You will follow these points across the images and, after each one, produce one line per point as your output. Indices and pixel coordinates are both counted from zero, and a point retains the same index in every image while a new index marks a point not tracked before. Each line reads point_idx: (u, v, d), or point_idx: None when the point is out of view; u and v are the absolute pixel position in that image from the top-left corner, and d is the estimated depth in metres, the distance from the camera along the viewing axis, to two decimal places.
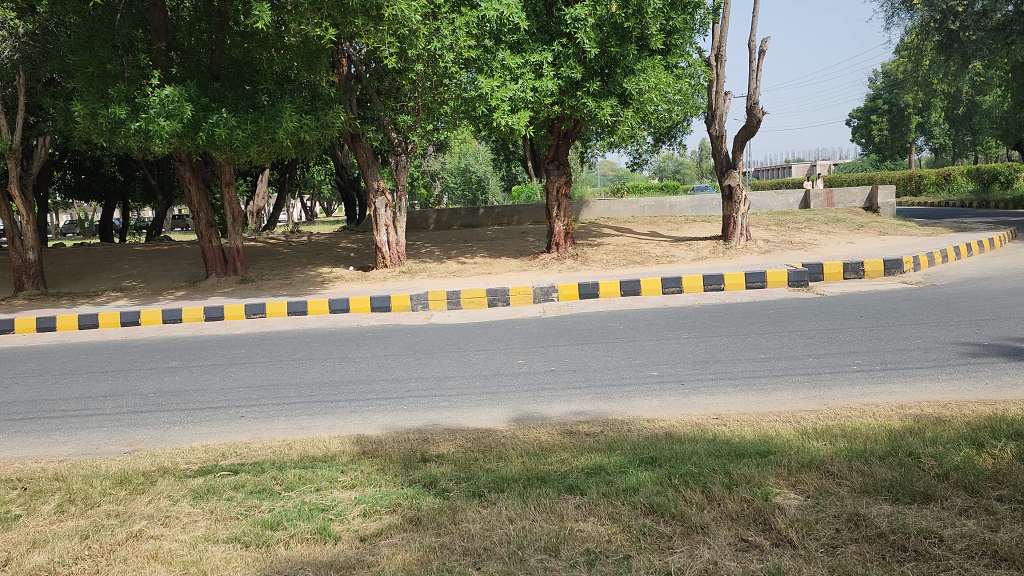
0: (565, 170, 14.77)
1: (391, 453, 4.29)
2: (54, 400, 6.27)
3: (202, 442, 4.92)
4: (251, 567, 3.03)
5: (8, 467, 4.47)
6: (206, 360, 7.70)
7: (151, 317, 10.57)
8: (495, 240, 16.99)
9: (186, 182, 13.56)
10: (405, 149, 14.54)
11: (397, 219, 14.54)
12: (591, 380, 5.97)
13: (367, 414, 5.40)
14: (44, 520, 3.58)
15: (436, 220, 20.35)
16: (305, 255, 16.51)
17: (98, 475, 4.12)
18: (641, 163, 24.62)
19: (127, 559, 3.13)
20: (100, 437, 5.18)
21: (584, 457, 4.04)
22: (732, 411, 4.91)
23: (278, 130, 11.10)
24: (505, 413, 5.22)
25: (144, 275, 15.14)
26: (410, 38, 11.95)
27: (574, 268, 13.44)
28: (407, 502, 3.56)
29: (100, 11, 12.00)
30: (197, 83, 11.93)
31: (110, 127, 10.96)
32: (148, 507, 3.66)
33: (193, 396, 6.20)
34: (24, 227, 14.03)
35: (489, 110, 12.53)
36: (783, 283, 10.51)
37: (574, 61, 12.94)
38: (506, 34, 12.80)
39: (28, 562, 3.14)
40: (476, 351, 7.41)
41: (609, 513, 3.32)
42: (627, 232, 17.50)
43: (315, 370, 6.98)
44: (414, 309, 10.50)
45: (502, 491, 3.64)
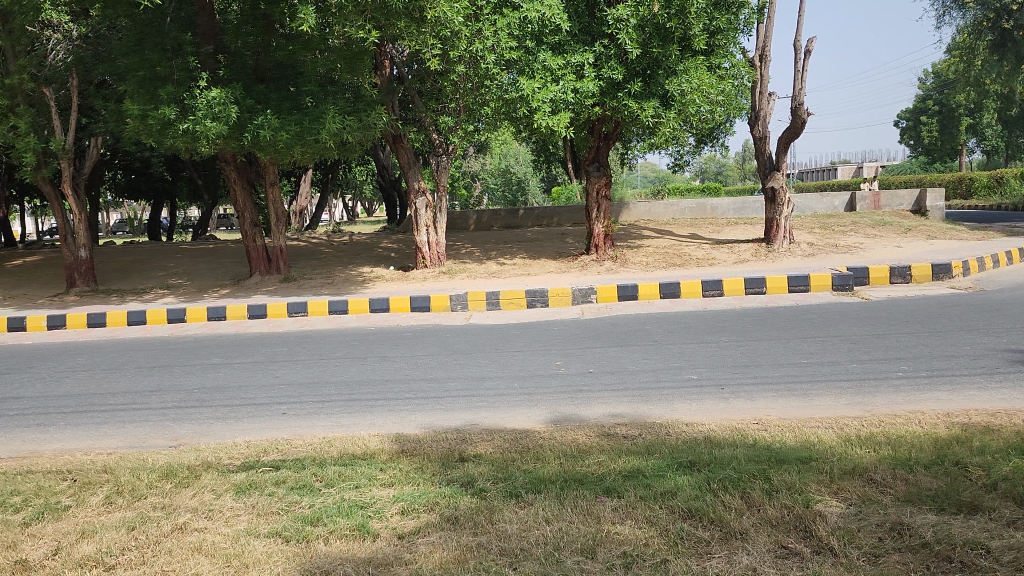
0: (606, 172, 14.71)
1: (429, 452, 4.33)
2: (102, 394, 6.42)
3: (244, 438, 5.00)
4: (292, 561, 3.08)
5: (59, 459, 4.59)
6: (249, 357, 7.82)
7: (197, 315, 10.77)
8: (535, 241, 17.00)
9: (231, 183, 13.80)
10: (446, 149, 14.58)
11: (438, 219, 14.62)
12: (629, 382, 5.96)
13: (407, 413, 5.45)
14: (93, 511, 3.68)
15: (476, 221, 20.44)
16: (347, 255, 16.70)
17: (145, 469, 4.22)
18: (683, 164, 24.44)
19: (172, 551, 3.21)
20: (146, 431, 5.29)
21: (622, 460, 4.02)
22: (773, 416, 4.85)
23: (321, 131, 11.24)
24: (543, 414, 5.22)
25: (190, 273, 15.44)
26: (452, 40, 12.01)
27: (613, 269, 13.39)
28: (444, 501, 3.59)
29: (151, 15, 12.30)
30: (244, 85, 12.17)
31: (159, 128, 11.21)
32: (193, 500, 3.74)
33: (237, 392, 6.31)
34: (77, 226, 14.42)
35: (531, 112, 12.53)
36: (827, 287, 10.37)
37: (615, 62, 12.88)
38: (548, 35, 12.71)
39: (77, 552, 3.22)
40: (514, 352, 7.42)
41: (646, 516, 3.31)
42: (668, 234, 17.40)
43: (355, 368, 7.06)
44: (454, 309, 10.56)
45: (539, 492, 3.64)
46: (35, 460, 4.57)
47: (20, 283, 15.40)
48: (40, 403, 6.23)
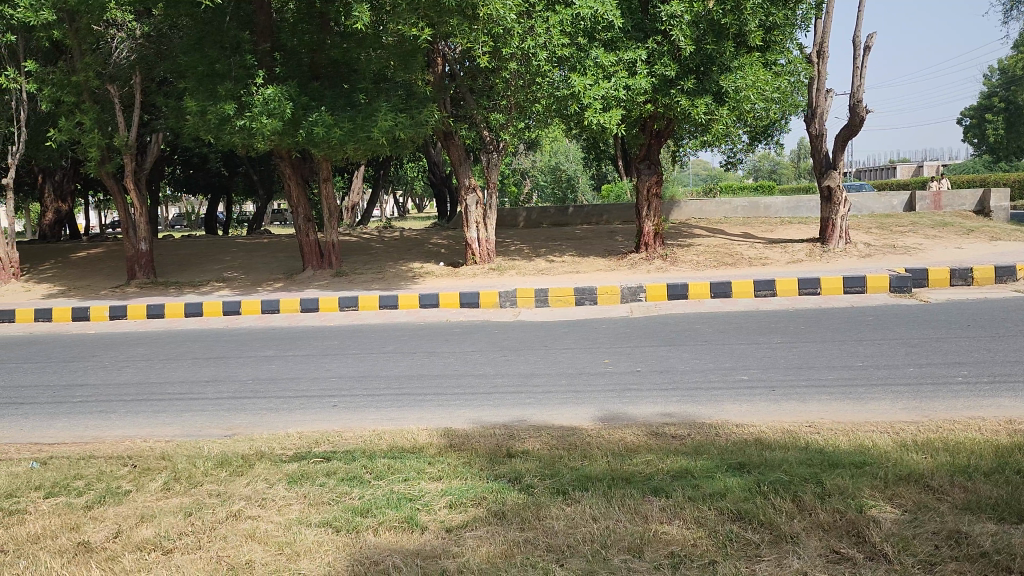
0: (657, 170, 14.65)
1: (477, 447, 4.36)
2: (161, 384, 6.60)
3: (296, 429, 5.09)
4: (341, 551, 3.13)
5: (119, 446, 4.73)
6: (302, 350, 7.95)
7: (251, 308, 11.00)
8: (585, 239, 16.95)
9: (286, 178, 14.05)
10: (497, 147, 14.54)
11: (488, 216, 14.67)
12: (678, 381, 5.92)
13: (455, 408, 5.49)
14: (152, 496, 3.80)
15: (525, 219, 20.48)
16: (398, 250, 16.87)
17: (201, 457, 4.33)
18: (736, 163, 24.10)
19: (227, 537, 3.28)
20: (203, 420, 5.43)
21: (670, 460, 4.00)
22: (825, 419, 4.77)
23: (373, 128, 11.38)
24: (591, 412, 5.21)
25: (245, 267, 15.76)
26: (504, 37, 12.13)
27: (663, 268, 13.27)
28: (492, 497, 3.61)
29: (211, 14, 12.54)
30: (298, 83, 12.37)
31: (217, 124, 11.48)
32: (247, 488, 3.83)
33: (290, 384, 6.44)
34: (138, 219, 14.82)
35: (581, 109, 12.46)
36: (884, 288, 10.15)
37: (668, 58, 12.75)
38: (600, 33, 12.68)
39: (137, 535, 3.32)
40: (562, 349, 7.42)
41: (694, 517, 3.28)
42: (720, 233, 17.20)
43: (404, 363, 7.13)
44: (503, 306, 10.59)
45: (586, 490, 3.64)
46: (97, 446, 4.72)
47: (83, 275, 15.90)
48: (102, 390, 6.43)
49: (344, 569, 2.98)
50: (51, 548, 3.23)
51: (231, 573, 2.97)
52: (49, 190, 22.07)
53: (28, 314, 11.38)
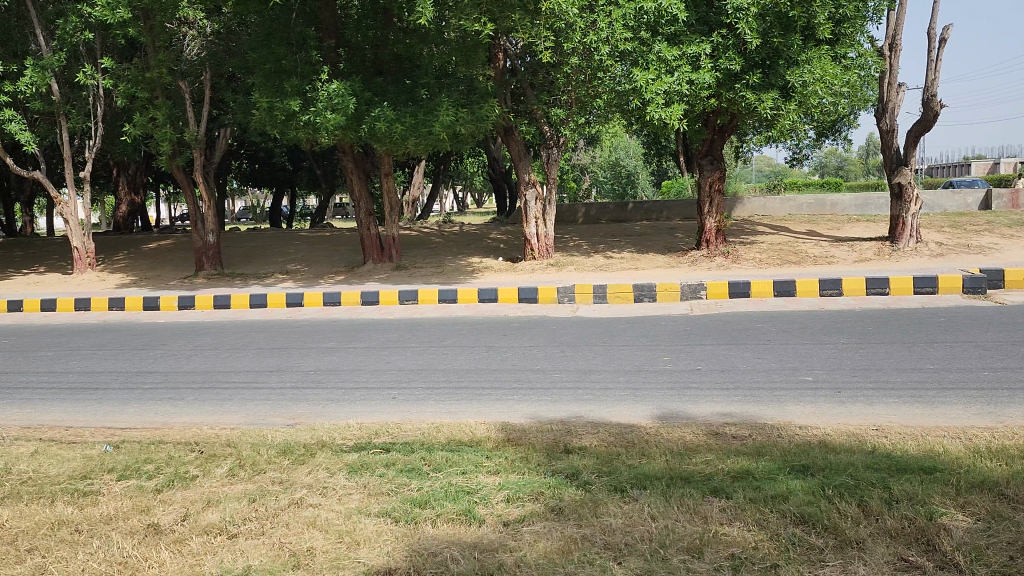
0: (720, 166, 14.40)
1: (535, 442, 4.36)
2: (226, 373, 6.77)
3: (357, 420, 5.16)
4: (400, 541, 3.16)
5: (188, 432, 4.86)
6: (362, 343, 8.06)
7: (313, 300, 11.20)
8: (644, 235, 16.81)
9: (348, 173, 14.26)
10: (558, 142, 14.49)
11: (548, 211, 14.64)
12: (739, 381, 5.82)
13: (512, 403, 5.50)
14: (218, 481, 3.90)
15: (585, 214, 20.41)
16: (457, 245, 16.98)
17: (264, 444, 4.43)
18: (801, 158, 23.61)
19: (289, 524, 3.35)
20: (266, 409, 5.54)
21: (730, 460, 3.94)
22: (894, 423, 4.63)
23: (434, 123, 11.51)
24: (649, 410, 5.17)
25: (307, 259, 16.04)
26: (566, 32, 12.23)
27: (724, 266, 13.04)
28: (549, 492, 3.60)
29: (279, 11, 12.74)
30: (362, 78, 12.55)
31: (284, 119, 11.71)
32: (308, 477, 3.90)
33: (350, 376, 6.53)
34: (206, 212, 15.21)
35: (643, 104, 12.36)
36: (957, 289, 9.80)
37: (734, 52, 12.46)
38: (664, 26, 12.50)
39: (204, 519, 3.41)
40: (621, 346, 7.36)
41: (756, 520, 3.23)
42: (784, 231, 16.85)
43: (464, 357, 7.18)
44: (561, 301, 10.58)
45: (644, 488, 3.60)
46: (166, 432, 4.86)
47: (155, 265, 16.41)
48: (171, 378, 6.63)
49: (403, 559, 3.01)
50: (122, 529, 3.34)
51: (294, 559, 3.03)
52: (123, 182, 22.83)
53: (102, 303, 11.80)
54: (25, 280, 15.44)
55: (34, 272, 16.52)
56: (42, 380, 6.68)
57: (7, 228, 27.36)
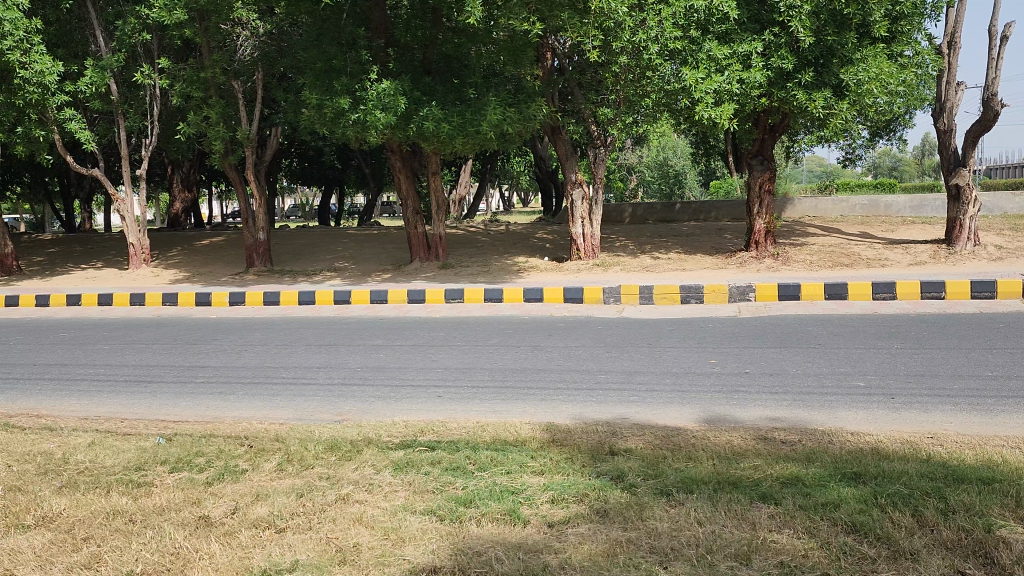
0: (770, 166, 14.18)
1: (580, 443, 4.34)
2: (275, 369, 6.87)
3: (402, 417, 5.19)
4: (444, 540, 3.17)
5: (238, 426, 4.95)
6: (408, 341, 8.12)
7: (361, 298, 11.32)
8: (692, 236, 16.64)
9: (396, 171, 14.37)
10: (605, 142, 14.39)
11: (595, 211, 14.56)
12: (789, 385, 5.72)
13: (558, 403, 5.48)
14: (267, 476, 3.95)
15: (632, 214, 20.32)
16: (503, 244, 17.01)
17: (312, 440, 4.49)
18: (854, 159, 23.16)
19: (335, 520, 3.38)
20: (314, 405, 5.61)
21: (779, 465, 3.87)
22: (950, 431, 4.51)
23: (482, 122, 11.55)
24: (696, 413, 5.11)
25: (355, 257, 16.21)
26: (615, 30, 12.06)
27: (774, 268, 12.85)
28: (594, 494, 3.58)
29: (330, 11, 12.86)
30: (411, 78, 12.62)
31: (333, 117, 11.85)
32: (355, 473, 3.94)
33: (396, 373, 6.58)
34: (257, 210, 15.46)
35: (693, 103, 12.27)
36: (1017, 295, 9.50)
37: (786, 50, 12.26)
38: (714, 25, 12.37)
39: (252, 513, 3.47)
40: (668, 347, 7.30)
41: (806, 527, 3.16)
42: (836, 233, 16.52)
43: (509, 356, 7.19)
44: (606, 302, 10.53)
45: (691, 492, 3.56)
46: (217, 425, 4.95)
47: (207, 262, 16.74)
48: (221, 372, 6.75)
49: (447, 558, 3.01)
50: (174, 520, 3.41)
51: (339, 555, 3.06)
52: (178, 180, 23.33)
53: (156, 298, 12.08)
54: (84, 275, 15.87)
55: (93, 267, 17.00)
56: (98, 373, 6.85)
57: (67, 224, 28.20)
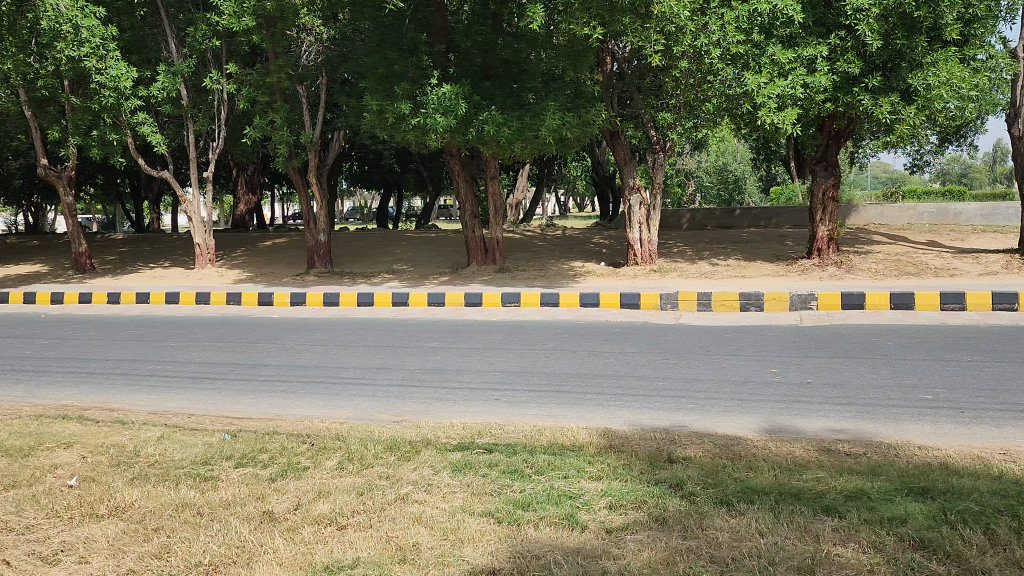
0: (834, 172, 13.90)
1: (638, 450, 4.31)
2: (335, 368, 6.99)
3: (460, 419, 5.24)
4: (503, 542, 3.19)
5: (299, 424, 5.05)
6: (465, 343, 8.17)
7: (418, 300, 11.44)
8: (752, 242, 16.40)
9: (455, 175, 14.48)
10: (664, 147, 14.28)
11: (652, 217, 14.44)
12: (853, 397, 5.59)
13: (614, 409, 5.46)
14: (328, 473, 4.03)
15: (690, 220, 20.12)
16: (560, 249, 17.01)
17: (372, 440, 4.56)
18: (922, 165, 22.55)
19: (395, 519, 3.43)
20: (373, 405, 5.69)
21: (843, 478, 3.79)
22: (1023, 448, 4.35)
23: (540, 127, 11.60)
24: (757, 423, 5.03)
25: (413, 260, 16.40)
26: (676, 34, 11.88)
27: (837, 276, 12.59)
28: (653, 501, 3.56)
29: (391, 17, 13.03)
30: (471, 83, 12.71)
31: (394, 121, 12.01)
32: (413, 473, 3.98)
33: (453, 376, 6.63)
34: (318, 212, 15.73)
35: (755, 108, 12.16)
36: None
37: (853, 55, 12.01)
38: (778, 28, 12.18)
39: (315, 510, 3.53)
40: (727, 355, 7.20)
41: (871, 541, 3.10)
42: (903, 241, 16.10)
43: (565, 360, 7.19)
44: (664, 308, 10.44)
45: (752, 503, 3.51)
46: (280, 423, 5.07)
47: (269, 262, 17.11)
48: (283, 371, 6.90)
49: (506, 560, 3.03)
50: (239, 514, 3.50)
51: (400, 553, 3.10)
52: (242, 182, 23.89)
53: (221, 297, 12.40)
54: (153, 274, 16.37)
55: (161, 266, 17.51)
56: (166, 369, 7.06)
57: (136, 224, 29.07)
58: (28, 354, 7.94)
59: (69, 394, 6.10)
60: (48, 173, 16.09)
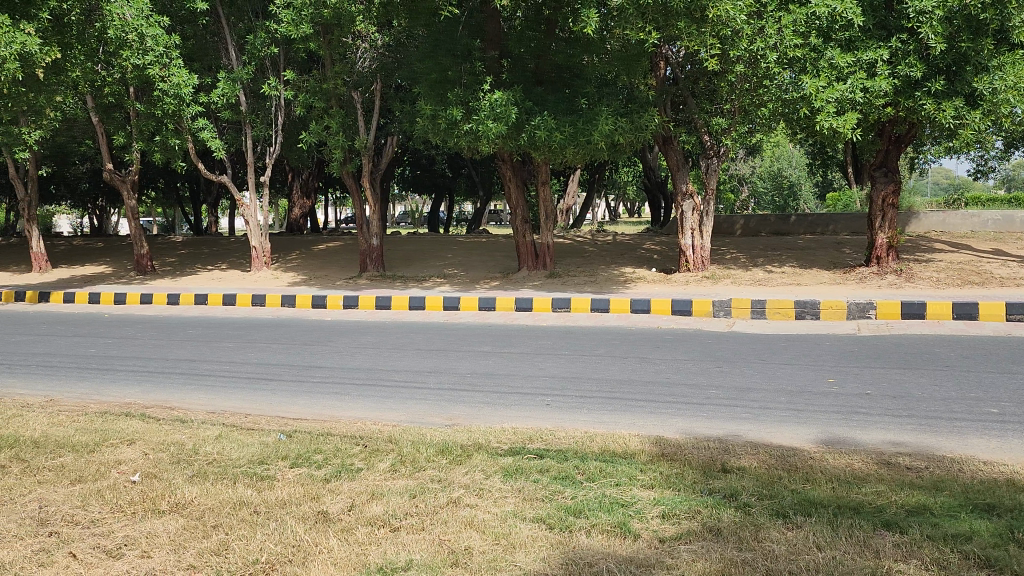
0: (894, 178, 13.56)
1: (691, 458, 4.27)
2: (388, 371, 7.06)
3: (511, 424, 5.25)
4: (555, 548, 3.18)
5: (353, 426, 5.11)
6: (516, 348, 8.18)
7: (469, 304, 11.50)
8: (807, 249, 16.11)
9: (506, 180, 14.53)
10: (718, 152, 14.14)
11: (705, 223, 14.26)
12: (914, 409, 5.43)
13: (666, 417, 5.41)
14: (381, 475, 4.07)
15: (743, 226, 19.84)
16: (611, 254, 16.93)
17: (424, 443, 4.59)
18: (986, 171, 21.88)
19: (447, 522, 3.44)
20: (424, 409, 5.73)
21: (904, 493, 3.69)
22: None
23: (593, 132, 11.57)
24: (813, 434, 4.93)
25: (464, 264, 16.49)
26: (732, 39, 11.75)
27: (896, 284, 12.28)
28: (707, 512, 3.51)
29: (446, 24, 13.15)
30: (523, 88, 12.74)
31: (446, 127, 12.11)
32: (465, 477, 4.00)
33: (504, 380, 6.63)
34: (371, 216, 15.92)
35: (813, 112, 11.92)
36: None
37: (914, 58, 11.73)
38: (837, 32, 11.94)
39: (368, 512, 3.56)
40: (782, 364, 7.08)
41: (934, 559, 3.00)
42: (966, 249, 15.64)
43: (616, 367, 7.14)
44: (716, 315, 10.31)
45: (809, 515, 3.44)
46: (334, 425, 5.13)
47: (323, 266, 17.38)
48: (336, 373, 6.99)
49: (558, 567, 3.02)
50: (295, 513, 3.55)
51: (452, 557, 3.11)
52: (297, 187, 24.28)
53: (276, 300, 12.62)
54: (211, 276, 16.75)
55: (219, 269, 17.92)
56: (223, 369, 7.21)
57: (195, 227, 29.75)
58: (93, 353, 8.19)
59: (131, 392, 6.27)
60: (113, 177, 16.57)
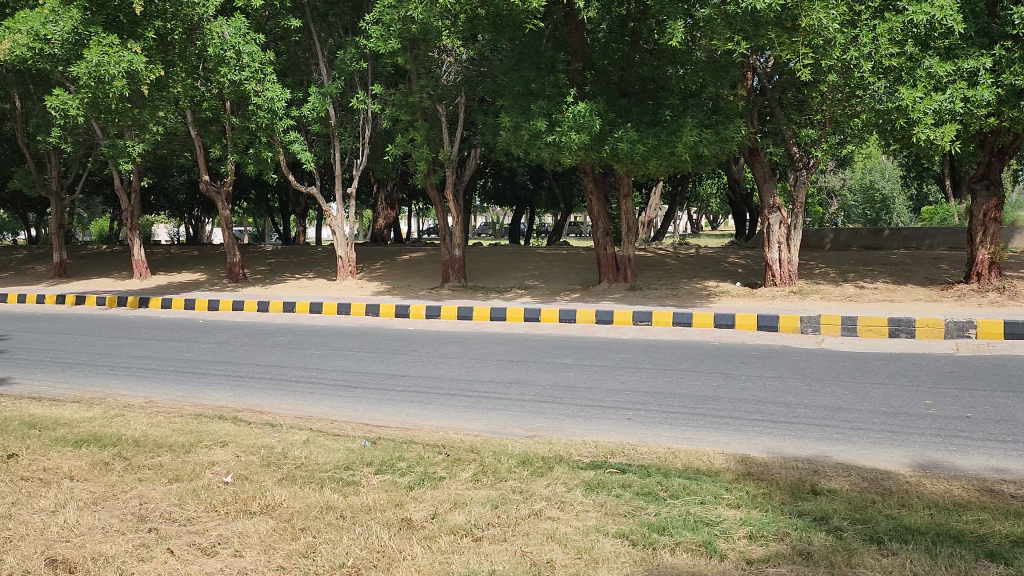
0: (996, 192, 12.92)
1: (779, 478, 4.15)
2: (470, 381, 7.11)
3: (593, 437, 5.21)
4: (639, 565, 3.14)
5: (436, 434, 5.16)
6: (597, 361, 8.14)
7: (549, 316, 11.51)
8: (902, 265, 15.52)
9: (588, 192, 14.48)
10: (807, 163, 13.89)
11: (793, 237, 13.88)
12: (1019, 434, 5.15)
13: (753, 435, 5.27)
14: (463, 485, 4.09)
15: (833, 240, 19.25)
16: (693, 267, 16.68)
17: (505, 454, 4.60)
18: None
19: (529, 534, 3.44)
20: (506, 419, 5.74)
21: (1009, 522, 3.50)
22: None
23: (676, 144, 11.45)
24: (908, 457, 4.73)
25: (545, 276, 16.53)
26: (823, 49, 11.30)
27: (998, 302, 11.70)
28: (796, 534, 3.41)
29: (530, 37, 13.28)
30: (607, 99, 12.69)
31: (529, 138, 12.13)
32: (547, 490, 3.99)
33: (586, 393, 6.59)
34: (454, 227, 16.12)
35: (908, 123, 11.52)
36: None
37: (1020, 66, 11.10)
38: (936, 39, 11.47)
39: (451, 520, 3.59)
40: (875, 383, 6.82)
41: None
42: None
43: (700, 382, 7.02)
44: (804, 331, 10.02)
45: (906, 542, 3.29)
46: (417, 433, 5.19)
47: (406, 275, 17.69)
48: (419, 382, 7.09)
49: None
50: (380, 519, 3.61)
51: (534, 568, 3.10)
52: (382, 198, 24.78)
53: (361, 308, 12.90)
54: (299, 285, 17.24)
55: (306, 277, 18.44)
56: (310, 376, 7.40)
57: (284, 237, 30.65)
58: (189, 357, 8.52)
59: (224, 396, 6.50)
60: (209, 188, 17.22)
